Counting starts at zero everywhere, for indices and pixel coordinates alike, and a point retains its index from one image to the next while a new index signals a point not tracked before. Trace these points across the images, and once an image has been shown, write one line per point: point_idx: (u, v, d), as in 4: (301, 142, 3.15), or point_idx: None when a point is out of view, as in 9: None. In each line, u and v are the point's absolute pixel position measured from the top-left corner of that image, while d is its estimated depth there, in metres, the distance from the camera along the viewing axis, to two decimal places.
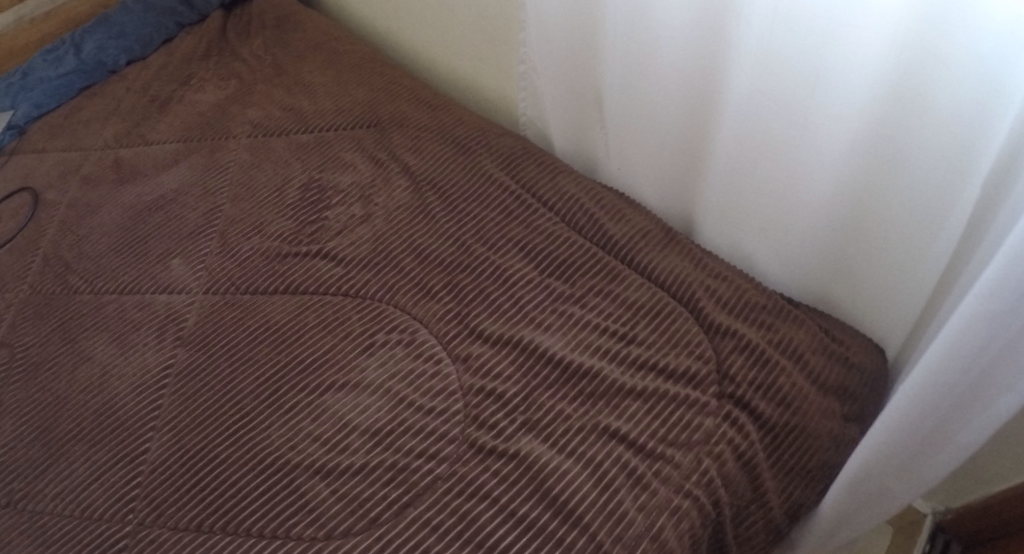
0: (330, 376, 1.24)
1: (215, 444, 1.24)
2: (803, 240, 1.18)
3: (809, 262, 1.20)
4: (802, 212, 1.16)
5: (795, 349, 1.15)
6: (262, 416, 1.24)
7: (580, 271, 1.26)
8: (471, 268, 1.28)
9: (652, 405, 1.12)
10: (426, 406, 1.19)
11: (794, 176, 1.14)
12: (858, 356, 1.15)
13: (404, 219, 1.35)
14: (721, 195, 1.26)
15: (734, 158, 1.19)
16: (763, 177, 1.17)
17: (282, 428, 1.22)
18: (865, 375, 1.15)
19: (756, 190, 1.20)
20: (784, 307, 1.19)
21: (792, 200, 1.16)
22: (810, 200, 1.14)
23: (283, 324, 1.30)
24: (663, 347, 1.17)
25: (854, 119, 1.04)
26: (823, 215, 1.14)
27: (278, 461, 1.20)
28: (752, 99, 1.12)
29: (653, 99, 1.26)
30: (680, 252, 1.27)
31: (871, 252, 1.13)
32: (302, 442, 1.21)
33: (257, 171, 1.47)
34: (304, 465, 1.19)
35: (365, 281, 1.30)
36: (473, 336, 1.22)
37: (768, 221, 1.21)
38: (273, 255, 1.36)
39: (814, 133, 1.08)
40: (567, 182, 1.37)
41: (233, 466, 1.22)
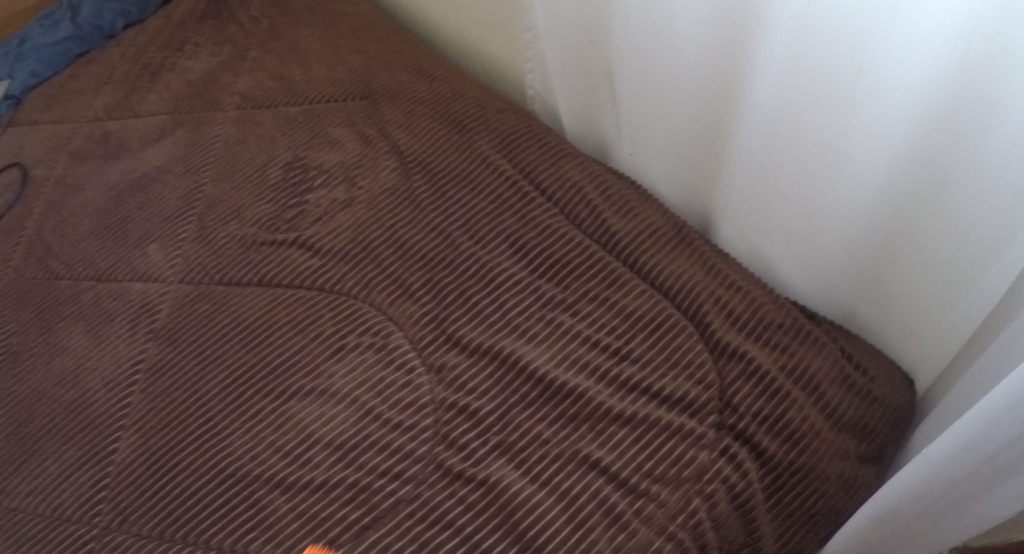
0: (297, 381, 1.14)
1: (177, 451, 1.14)
2: (834, 253, 1.02)
3: (835, 277, 1.05)
4: (830, 224, 1.00)
5: (810, 377, 1.00)
6: (226, 421, 1.15)
7: (575, 274, 1.11)
8: (454, 265, 1.14)
9: (640, 433, 1.00)
10: (393, 420, 1.07)
11: (824, 182, 0.98)
12: (883, 389, 1.01)
13: (387, 205, 1.22)
14: (739, 196, 1.10)
15: (758, 157, 1.04)
16: (788, 181, 1.02)
17: (246, 437, 1.13)
18: (889, 410, 1.00)
19: (779, 195, 1.04)
20: (803, 326, 1.04)
21: (819, 210, 1.01)
22: (841, 210, 0.98)
23: (254, 320, 1.20)
24: (659, 367, 1.03)
25: (901, 120, 0.88)
26: (855, 229, 0.99)
27: (237, 471, 1.11)
28: (782, 91, 0.96)
29: (671, 84, 1.10)
30: (690, 255, 1.11)
31: (908, 275, 0.97)
32: (264, 452, 1.11)
33: (242, 147, 1.36)
34: (265, 477, 1.09)
35: (340, 275, 1.18)
36: (451, 343, 1.10)
37: (790, 231, 1.06)
38: (249, 243, 1.25)
39: (850, 135, 0.92)
40: (572, 169, 1.21)
41: (191, 476, 1.12)
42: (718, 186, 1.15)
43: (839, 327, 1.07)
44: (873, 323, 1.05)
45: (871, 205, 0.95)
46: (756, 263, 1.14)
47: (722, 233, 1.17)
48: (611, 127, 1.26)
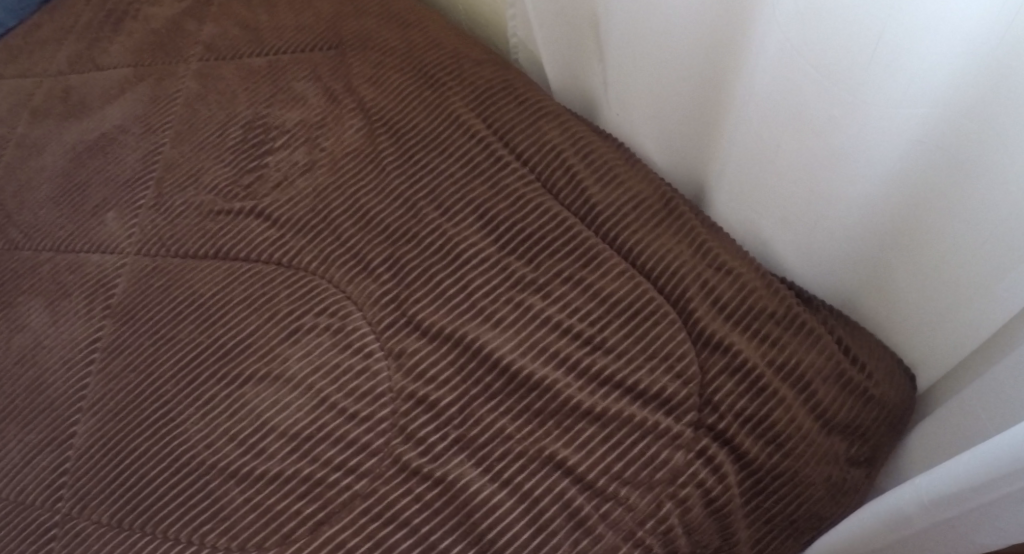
0: (252, 365, 1.06)
1: (132, 437, 1.06)
2: (843, 235, 0.93)
3: (837, 264, 0.96)
4: (833, 211, 0.91)
5: (801, 373, 0.92)
6: (180, 407, 1.07)
7: (549, 251, 1.00)
8: (417, 238, 1.03)
9: (611, 431, 0.91)
10: (349, 410, 0.99)
11: (829, 167, 0.88)
12: (882, 389, 0.93)
13: (349, 168, 1.11)
14: (734, 173, 1.01)
15: (761, 129, 0.93)
16: (789, 163, 0.92)
17: (202, 424, 1.05)
18: (884, 410, 0.93)
19: (778, 176, 0.95)
20: (797, 316, 0.95)
21: (821, 196, 0.91)
22: (846, 198, 0.89)
23: (210, 298, 1.12)
24: (635, 358, 0.94)
25: (925, 96, 0.77)
26: (861, 218, 0.90)
27: (186, 460, 1.03)
28: (789, 58, 0.85)
29: (667, 43, 0.99)
30: (677, 231, 1.01)
31: (917, 270, 0.89)
32: (220, 440, 1.03)
33: (203, 105, 1.26)
34: (219, 467, 1.01)
35: (297, 248, 1.09)
36: (411, 327, 1.00)
37: (789, 214, 0.97)
38: (206, 212, 1.17)
39: (860, 120, 0.83)
40: (551, 131, 1.08)
41: (142, 463, 1.04)
42: (711, 158, 1.05)
43: (837, 315, 0.99)
44: (875, 311, 0.97)
45: (880, 195, 0.87)
46: (749, 242, 1.05)
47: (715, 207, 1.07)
48: (599, 86, 1.14)
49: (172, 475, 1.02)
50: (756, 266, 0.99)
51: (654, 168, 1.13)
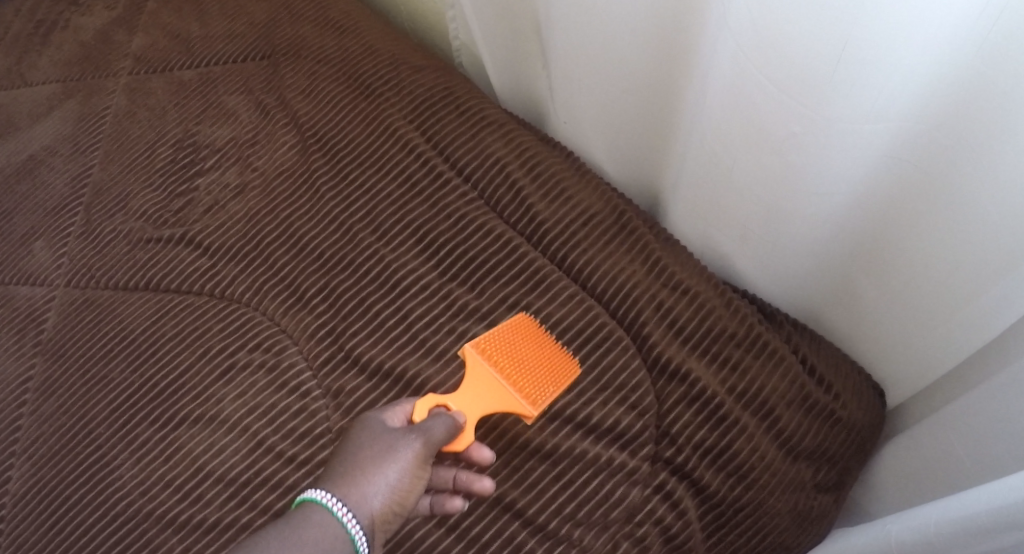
0: (185, 405, 0.99)
1: (66, 485, 0.99)
2: (804, 249, 0.88)
3: (800, 276, 0.91)
4: (796, 227, 0.86)
5: (763, 398, 0.86)
6: (113, 451, 0.99)
7: (493, 276, 0.94)
8: (353, 265, 0.97)
9: (562, 469, 0.85)
10: (287, 453, 0.93)
11: (791, 184, 0.82)
12: (849, 409, 0.87)
13: (282, 190, 1.03)
14: (689, 186, 0.95)
15: (710, 144, 0.87)
16: (747, 181, 0.86)
17: (136, 468, 0.97)
18: (852, 431, 0.88)
19: (736, 193, 0.88)
20: (757, 334, 0.89)
21: (783, 213, 0.85)
22: (810, 215, 0.84)
23: (141, 334, 1.05)
24: (587, 388, 0.88)
25: (890, 109, 0.72)
26: (827, 232, 0.85)
27: (121, 508, 0.95)
28: (736, 72, 0.78)
29: (615, 50, 0.93)
30: (630, 247, 0.95)
31: (886, 281, 0.84)
32: (155, 487, 0.96)
33: (132, 123, 1.18)
34: (156, 515, 0.94)
35: (230, 278, 1.02)
36: (349, 362, 0.94)
37: (747, 230, 0.91)
38: (135, 240, 1.09)
39: (825, 139, 0.76)
40: (494, 143, 1.01)
41: (75, 512, 0.97)
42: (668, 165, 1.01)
43: (801, 330, 0.94)
44: (839, 326, 0.92)
45: (847, 208, 0.81)
46: (706, 253, 1.00)
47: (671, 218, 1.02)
48: (545, 93, 1.08)
49: (104, 527, 0.95)
50: (712, 280, 0.93)
51: (607, 177, 1.09)
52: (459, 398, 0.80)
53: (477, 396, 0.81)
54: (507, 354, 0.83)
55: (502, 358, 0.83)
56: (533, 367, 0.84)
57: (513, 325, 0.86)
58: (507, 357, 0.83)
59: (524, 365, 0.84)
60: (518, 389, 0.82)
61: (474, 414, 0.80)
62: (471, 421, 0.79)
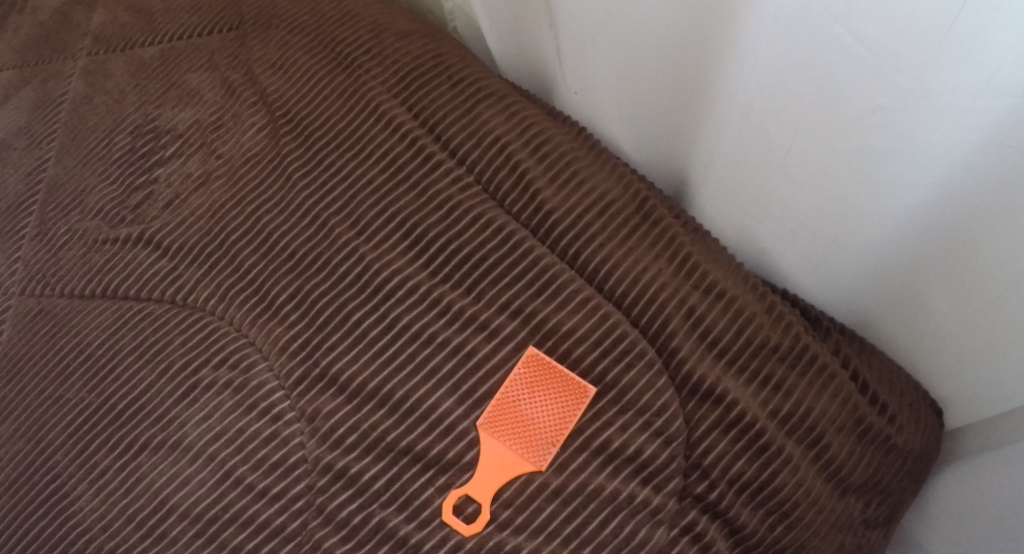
0: (145, 429, 0.85)
1: (23, 517, 0.87)
2: (873, 245, 0.76)
3: (857, 275, 0.80)
4: (863, 221, 0.74)
5: (811, 424, 0.77)
6: (72, 480, 0.87)
7: (492, 278, 0.80)
8: (328, 266, 0.83)
9: (573, 510, 0.74)
10: (258, 486, 0.80)
11: (864, 170, 0.71)
12: (906, 435, 0.79)
13: (248, 179, 0.90)
14: (729, 171, 0.83)
15: (768, 123, 0.75)
16: (809, 167, 0.74)
17: (97, 500, 0.85)
18: (908, 460, 0.80)
19: (791, 180, 0.77)
20: (804, 349, 0.78)
21: (849, 203, 0.74)
22: (881, 207, 0.72)
23: (96, 347, 0.91)
24: (604, 410, 0.76)
25: (1003, 86, 0.60)
26: (897, 228, 0.73)
27: (83, 545, 0.84)
28: (814, 34, 0.67)
29: (649, 17, 0.79)
30: (656, 243, 0.82)
31: (964, 288, 0.73)
32: (117, 522, 0.83)
33: (89, 109, 1.05)
34: (120, 552, 0.82)
35: (192, 282, 0.89)
36: (325, 382, 0.80)
37: (800, 222, 0.79)
38: (92, 241, 0.97)
39: (918, 119, 0.65)
40: (494, 119, 0.86)
41: (33, 549, 0.85)
42: (693, 149, 0.87)
43: (850, 337, 0.84)
44: (893, 333, 0.83)
45: (926, 203, 0.70)
46: (742, 244, 0.88)
47: (700, 205, 0.89)
48: (551, 60, 0.95)
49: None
50: (751, 283, 0.82)
51: (623, 154, 0.95)
52: (467, 482, 0.76)
53: (484, 476, 0.75)
54: (527, 411, 0.76)
55: (519, 417, 0.76)
56: (547, 429, 0.75)
57: (516, 370, 0.77)
58: (524, 415, 0.76)
59: (526, 424, 0.76)
60: (518, 459, 0.75)
61: (486, 496, 0.75)
62: (483, 505, 0.75)
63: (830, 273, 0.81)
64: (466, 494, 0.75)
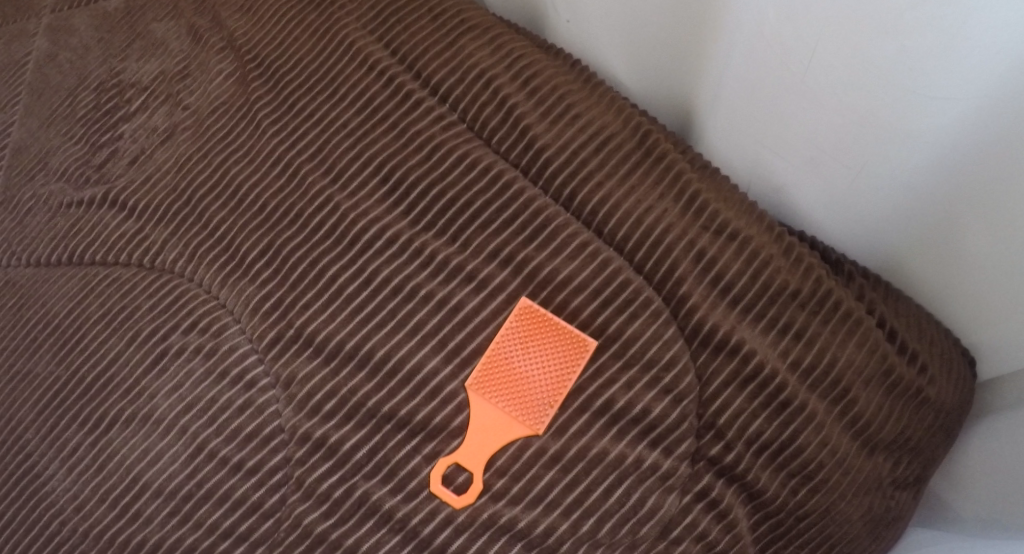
0: (115, 402, 0.77)
1: None
2: (901, 171, 0.68)
3: (885, 211, 0.71)
4: (895, 144, 0.66)
5: (835, 377, 0.69)
6: (44, 459, 0.79)
7: (481, 224, 0.72)
8: (301, 218, 0.76)
9: (575, 477, 0.68)
10: (233, 460, 0.72)
11: (900, 80, 0.63)
12: (938, 387, 0.72)
13: (216, 129, 0.83)
14: (742, 98, 0.74)
15: (786, 33, 0.67)
16: (834, 82, 0.66)
17: (70, 480, 0.77)
18: (940, 414, 0.73)
19: (814, 102, 0.68)
20: (827, 295, 0.71)
21: (879, 124, 0.66)
22: (918, 126, 0.64)
23: (64, 318, 0.84)
24: (607, 366, 0.69)
25: None
26: (934, 151, 0.65)
27: (57, 528, 0.77)
28: None
29: None
30: (661, 181, 0.74)
31: (1010, 218, 0.65)
32: (90, 502, 0.76)
33: (54, 68, 0.98)
34: (94, 535, 0.75)
35: (159, 244, 0.81)
36: (300, 343, 0.73)
37: (822, 152, 0.71)
38: (56, 205, 0.89)
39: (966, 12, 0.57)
40: (478, 52, 0.80)
41: (5, 535, 0.79)
42: (698, 76, 0.79)
43: (874, 282, 0.76)
44: (921, 274, 0.74)
45: (968, 120, 0.62)
46: (753, 181, 0.80)
47: (710, 140, 0.81)
48: None
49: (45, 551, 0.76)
50: (767, 223, 0.74)
51: (622, 88, 0.87)
52: (457, 449, 0.69)
53: (476, 442, 0.69)
54: (520, 368, 0.68)
55: (512, 374, 0.68)
56: (544, 387, 0.68)
57: (509, 324, 0.69)
58: (517, 372, 0.68)
59: (520, 383, 0.68)
60: (513, 422, 0.68)
61: (478, 464, 0.68)
62: (474, 474, 0.68)
63: (852, 208, 0.73)
64: (456, 463, 0.69)
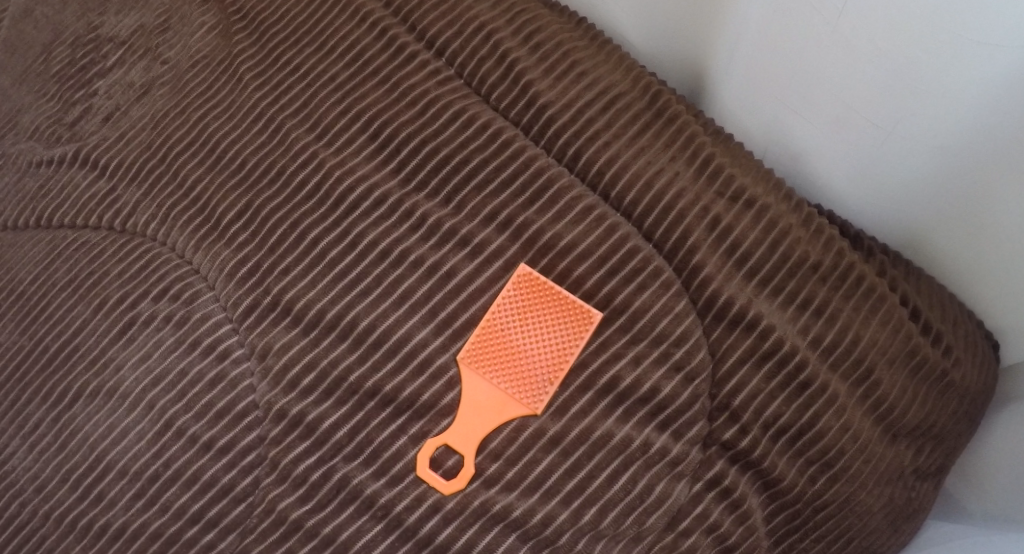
0: (80, 374, 0.71)
1: None
2: (934, 130, 0.62)
3: (914, 180, 0.65)
4: (934, 98, 0.60)
5: (858, 356, 0.64)
6: (2, 435, 0.73)
7: (478, 186, 0.67)
8: (283, 176, 0.70)
9: (574, 461, 0.62)
10: (202, 438, 0.66)
11: (944, 22, 0.57)
12: (964, 371, 0.66)
13: (195, 83, 0.77)
14: (763, 53, 0.68)
15: None
16: (867, 26, 0.61)
17: (30, 458, 0.71)
18: (965, 400, 0.67)
19: (846, 52, 0.63)
20: (849, 268, 0.65)
21: (915, 75, 0.60)
22: (962, 76, 0.58)
23: (29, 284, 0.77)
24: (612, 340, 0.63)
25: None
26: (976, 108, 0.59)
27: (16, 510, 0.70)
28: None
29: None
30: (672, 144, 0.69)
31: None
32: (52, 482, 0.70)
33: (27, 22, 0.92)
34: (55, 518, 0.69)
35: (131, 205, 0.75)
36: (278, 311, 0.67)
37: (849, 111, 0.65)
38: (25, 165, 0.83)
39: None
40: (478, 5, 0.74)
41: None
42: (711, 35, 0.74)
43: (894, 259, 0.70)
44: (946, 253, 0.68)
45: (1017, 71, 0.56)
46: (771, 148, 0.74)
47: (722, 106, 0.76)
48: None
49: (1, 535, 0.70)
50: (785, 191, 0.69)
51: (630, 49, 0.82)
52: (447, 430, 0.63)
53: (468, 422, 0.63)
54: (518, 341, 0.63)
55: (509, 349, 0.63)
56: (544, 363, 0.63)
57: (506, 294, 0.64)
58: (515, 346, 0.63)
59: (518, 359, 0.63)
60: (510, 401, 0.63)
61: (470, 446, 0.63)
62: (466, 458, 0.63)
63: (878, 175, 0.67)
64: (446, 444, 0.63)
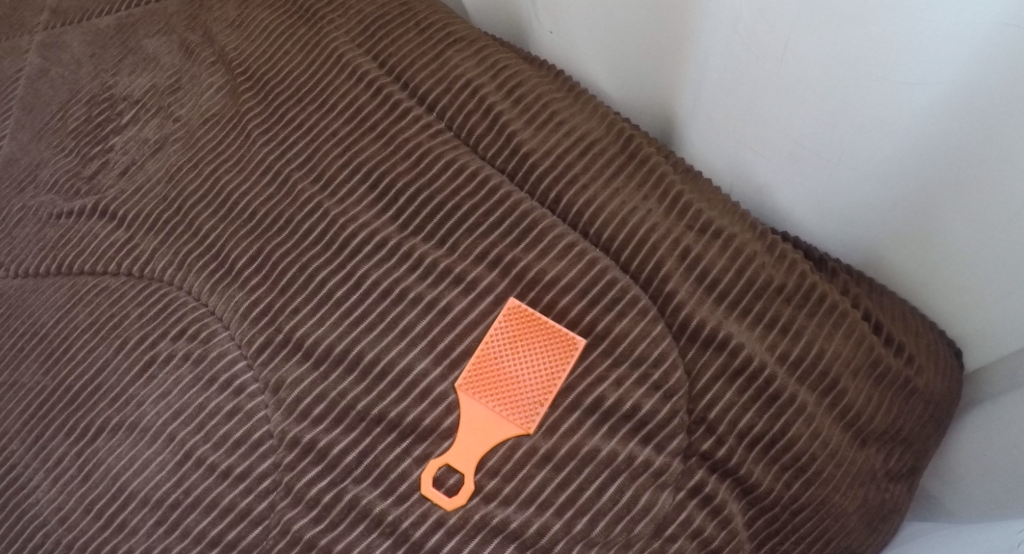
0: (101, 411, 0.76)
1: None
2: (868, 180, 0.70)
3: (859, 215, 0.74)
4: (864, 154, 0.69)
5: (824, 369, 0.70)
6: (28, 470, 0.78)
7: (470, 228, 0.74)
8: (291, 224, 0.77)
9: (568, 474, 0.68)
10: (221, 466, 0.71)
11: (869, 88, 0.64)
12: (926, 377, 0.73)
13: (206, 140, 0.84)
14: (719, 111, 0.77)
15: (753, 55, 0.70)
16: (799, 101, 0.69)
17: (55, 491, 0.76)
18: (929, 404, 0.73)
19: (785, 119, 0.71)
20: (811, 289, 0.72)
21: (843, 140, 0.69)
22: (880, 142, 0.67)
23: (51, 328, 0.83)
24: (596, 363, 0.70)
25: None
26: (905, 156, 0.67)
27: (41, 540, 0.75)
28: None
29: None
30: (646, 183, 0.76)
31: (989, 211, 0.66)
32: (75, 513, 0.74)
33: (46, 84, 0.98)
34: (79, 547, 0.73)
35: (149, 253, 0.81)
36: (289, 348, 0.73)
37: (803, 148, 0.72)
38: (45, 217, 0.89)
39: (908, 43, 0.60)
40: (464, 63, 0.81)
41: None
42: (679, 83, 0.81)
43: (858, 278, 0.78)
44: (903, 271, 0.76)
45: (928, 128, 0.64)
46: (736, 187, 0.82)
47: (692, 148, 0.84)
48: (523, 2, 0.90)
49: None
50: (752, 223, 0.76)
51: (607, 97, 0.89)
52: (448, 450, 0.69)
53: (467, 442, 0.69)
54: (509, 367, 0.70)
55: (500, 375, 0.70)
56: (534, 386, 0.69)
57: (497, 325, 0.71)
58: (505, 372, 0.70)
59: (510, 383, 0.70)
60: (503, 422, 0.69)
61: (469, 465, 0.69)
62: (466, 475, 0.69)
63: (829, 213, 0.75)
64: (447, 464, 0.69)
